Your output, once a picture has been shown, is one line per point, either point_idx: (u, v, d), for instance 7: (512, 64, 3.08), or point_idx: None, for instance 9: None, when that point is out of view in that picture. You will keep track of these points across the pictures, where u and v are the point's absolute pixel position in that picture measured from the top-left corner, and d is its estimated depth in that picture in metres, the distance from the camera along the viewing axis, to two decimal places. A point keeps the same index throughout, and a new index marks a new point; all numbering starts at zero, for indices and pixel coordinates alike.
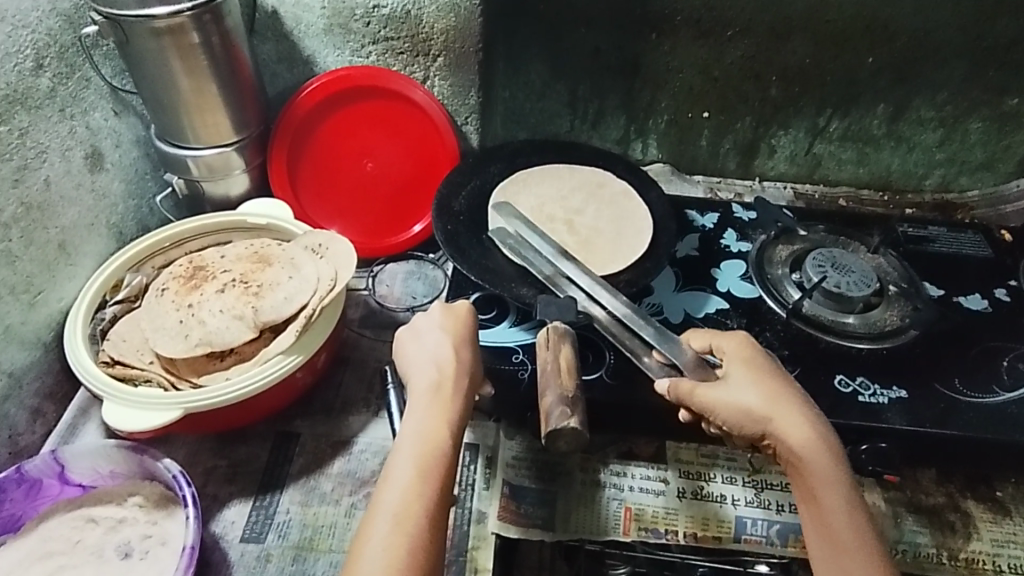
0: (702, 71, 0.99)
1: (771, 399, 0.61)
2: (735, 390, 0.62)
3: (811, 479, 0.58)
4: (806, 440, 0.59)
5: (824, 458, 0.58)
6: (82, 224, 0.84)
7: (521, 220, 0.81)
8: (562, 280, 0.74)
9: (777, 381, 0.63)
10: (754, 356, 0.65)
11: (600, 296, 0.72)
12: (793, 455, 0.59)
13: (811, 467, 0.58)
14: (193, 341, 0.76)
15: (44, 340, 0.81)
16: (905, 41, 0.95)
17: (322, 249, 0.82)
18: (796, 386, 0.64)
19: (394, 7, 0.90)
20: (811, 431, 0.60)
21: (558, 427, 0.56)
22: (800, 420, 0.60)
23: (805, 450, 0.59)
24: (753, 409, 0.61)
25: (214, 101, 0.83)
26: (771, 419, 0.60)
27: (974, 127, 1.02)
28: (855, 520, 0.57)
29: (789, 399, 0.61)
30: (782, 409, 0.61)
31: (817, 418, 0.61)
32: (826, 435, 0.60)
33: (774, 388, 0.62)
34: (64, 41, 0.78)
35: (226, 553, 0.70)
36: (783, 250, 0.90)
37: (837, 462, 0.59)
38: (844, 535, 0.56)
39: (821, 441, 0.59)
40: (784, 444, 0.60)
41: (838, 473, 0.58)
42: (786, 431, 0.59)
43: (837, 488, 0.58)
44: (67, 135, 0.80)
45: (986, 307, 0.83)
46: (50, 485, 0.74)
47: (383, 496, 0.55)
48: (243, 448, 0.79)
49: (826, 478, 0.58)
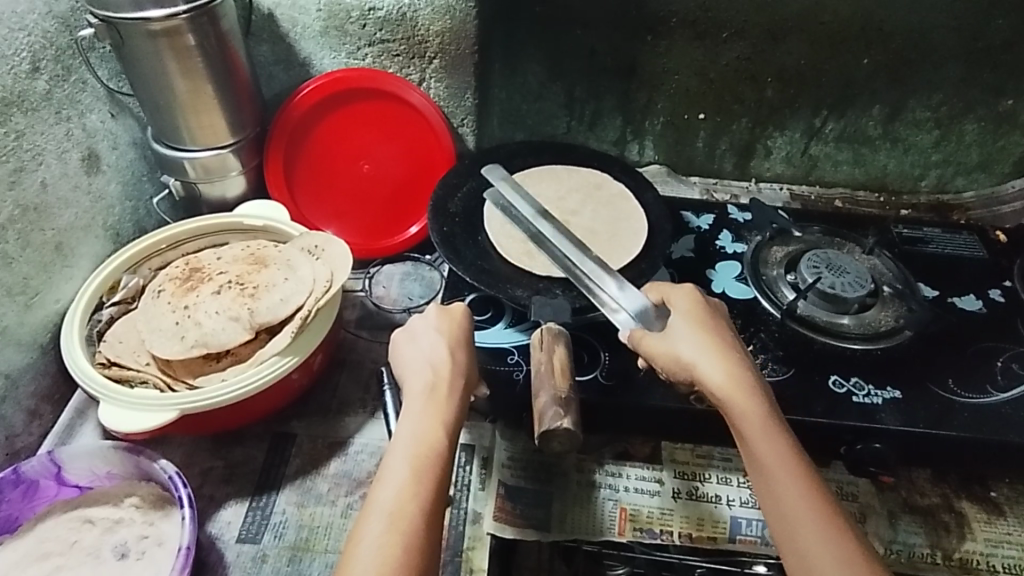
0: (698, 72, 1.00)
1: (697, 347, 0.62)
2: (666, 342, 0.64)
3: (731, 417, 0.59)
4: (724, 379, 0.60)
5: (739, 394, 0.59)
6: (78, 226, 0.84)
7: (506, 180, 0.87)
8: (543, 237, 0.81)
9: (705, 330, 0.64)
10: (692, 309, 0.67)
11: (573, 253, 0.78)
12: (714, 397, 0.60)
13: (727, 404, 0.59)
14: (189, 342, 0.76)
15: (41, 342, 0.81)
16: (900, 42, 0.95)
17: (319, 250, 0.82)
18: (731, 337, 0.65)
19: (390, 9, 0.90)
20: (731, 371, 0.60)
21: (551, 427, 0.56)
22: (722, 362, 0.61)
23: (722, 390, 0.59)
24: (680, 357, 0.62)
25: (211, 102, 0.83)
26: (694, 364, 0.61)
27: (969, 128, 1.03)
28: (777, 451, 0.56)
29: (714, 344, 0.63)
30: (705, 353, 0.62)
31: (739, 359, 0.62)
32: (746, 373, 0.60)
33: (699, 335, 0.63)
34: (60, 44, 0.78)
35: (222, 553, 0.70)
36: (778, 251, 0.90)
37: (755, 396, 0.59)
38: (766, 465, 0.55)
39: (738, 378, 0.60)
40: (707, 388, 0.61)
41: (754, 406, 0.58)
42: (705, 373, 0.61)
43: (754, 422, 0.57)
44: (64, 137, 0.80)
45: (980, 308, 0.83)
46: (47, 486, 0.74)
47: (378, 496, 0.55)
48: (239, 448, 0.79)
49: (742, 413, 0.58)
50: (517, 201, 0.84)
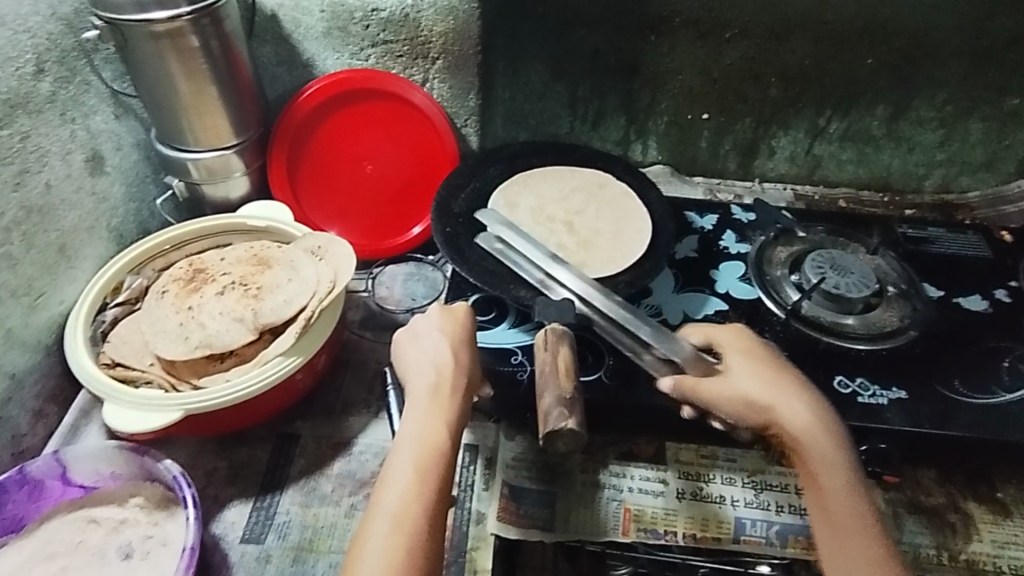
0: (701, 72, 0.99)
1: (771, 389, 0.62)
2: (736, 380, 0.63)
3: (810, 464, 0.59)
4: (806, 427, 0.60)
5: (823, 442, 0.60)
6: (82, 227, 0.85)
7: (504, 223, 0.81)
8: (554, 283, 0.75)
9: (775, 370, 0.64)
10: (752, 348, 0.67)
11: (593, 296, 0.73)
12: (792, 441, 0.60)
13: (810, 451, 0.59)
14: (193, 343, 0.76)
15: (46, 343, 0.81)
16: (904, 41, 0.95)
17: (322, 251, 0.82)
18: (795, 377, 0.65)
19: (393, 9, 0.90)
20: (812, 419, 0.61)
21: (556, 428, 0.56)
22: (800, 408, 0.61)
23: (805, 437, 0.60)
24: (755, 399, 0.62)
25: (214, 103, 0.83)
26: (773, 407, 0.61)
27: (974, 127, 1.02)
28: (854, 503, 0.58)
29: (788, 386, 0.63)
30: (783, 397, 0.62)
31: (815, 403, 0.62)
32: (824, 419, 0.61)
33: (772, 376, 0.63)
34: (65, 45, 0.79)
35: (226, 554, 0.70)
36: (782, 250, 0.90)
37: (836, 446, 0.60)
38: (841, 518, 0.57)
39: (820, 425, 0.61)
40: (787, 432, 0.60)
41: (836, 456, 0.59)
42: (788, 417, 0.61)
43: (834, 474, 0.58)
44: (68, 138, 0.80)
45: (986, 308, 0.83)
46: (53, 487, 0.74)
47: (382, 497, 0.55)
48: (243, 449, 0.79)
49: (825, 462, 0.59)
50: (521, 246, 0.79)
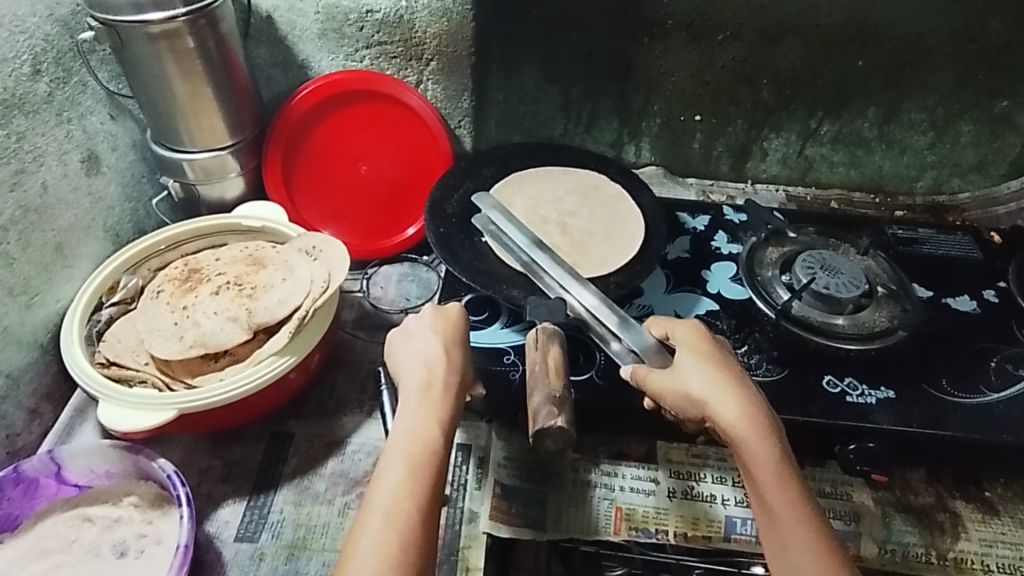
0: (694, 74, 1.00)
1: (709, 382, 0.61)
2: (678, 374, 0.63)
3: (743, 458, 0.58)
4: (738, 418, 0.59)
5: (754, 436, 0.58)
6: (78, 226, 0.85)
7: (497, 207, 0.83)
8: (539, 269, 0.77)
9: (717, 364, 0.63)
10: (701, 344, 0.65)
11: (570, 285, 0.74)
12: (727, 436, 0.59)
13: (741, 444, 0.58)
14: (188, 342, 0.76)
15: (41, 341, 0.82)
16: (895, 44, 0.95)
17: (316, 251, 0.83)
18: (740, 369, 0.64)
19: (387, 11, 0.90)
20: (747, 410, 0.59)
21: (544, 426, 0.57)
22: (733, 398, 0.60)
23: (736, 428, 0.59)
24: (691, 393, 0.61)
25: (210, 105, 0.84)
26: (707, 400, 0.60)
27: (965, 129, 1.03)
28: (789, 494, 0.57)
29: (726, 380, 0.61)
30: (717, 389, 0.61)
31: (752, 396, 0.61)
32: (760, 412, 0.60)
33: (711, 369, 0.62)
34: (61, 46, 0.79)
35: (220, 552, 0.71)
36: (774, 251, 0.90)
37: (770, 441, 0.58)
38: (774, 511, 0.56)
39: (753, 418, 0.59)
40: (720, 425, 0.60)
41: (768, 449, 0.58)
42: (720, 411, 0.60)
43: (767, 466, 0.57)
44: (64, 139, 0.81)
45: (974, 308, 0.84)
46: (47, 485, 0.75)
47: (376, 494, 0.55)
48: (237, 447, 0.80)
49: (756, 456, 0.58)
50: (510, 230, 0.81)
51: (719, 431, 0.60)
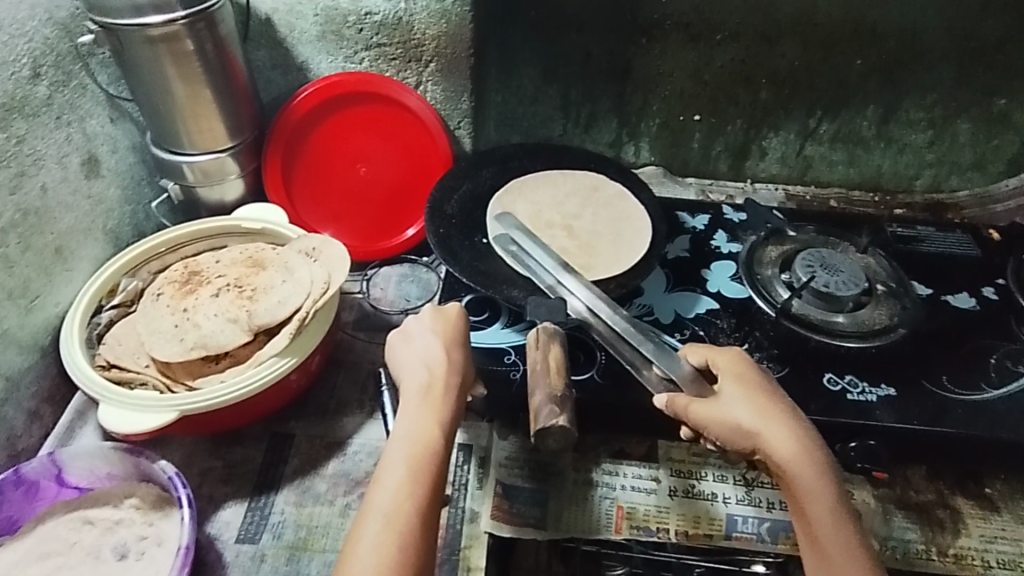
0: (693, 74, 1.00)
1: (760, 414, 0.60)
2: (725, 405, 0.61)
3: (797, 492, 0.58)
4: (794, 453, 0.58)
5: (811, 472, 0.57)
6: (78, 229, 0.85)
7: (519, 228, 0.83)
8: (564, 290, 0.75)
9: (766, 396, 0.62)
10: (749, 375, 0.64)
11: (600, 309, 0.74)
12: (780, 469, 0.59)
13: (797, 480, 0.58)
14: (188, 344, 0.76)
15: (41, 344, 0.82)
16: (893, 43, 0.96)
17: (316, 252, 0.83)
18: (788, 401, 0.63)
19: (386, 13, 0.90)
20: (802, 444, 0.59)
21: (546, 424, 0.57)
22: (788, 433, 0.59)
23: (792, 463, 0.58)
24: (742, 424, 0.60)
25: (209, 107, 0.84)
26: (760, 433, 0.60)
27: (963, 128, 1.03)
28: (843, 534, 0.56)
29: (778, 414, 0.61)
30: (770, 422, 0.60)
31: (805, 430, 0.60)
32: (814, 447, 0.59)
33: (761, 401, 0.61)
34: (60, 49, 0.79)
35: (221, 553, 0.71)
36: (773, 251, 0.90)
37: (825, 476, 0.58)
38: (828, 550, 0.56)
39: (809, 454, 0.58)
40: (774, 459, 0.59)
41: (824, 485, 0.57)
42: (774, 445, 0.59)
43: (822, 503, 0.57)
44: (64, 142, 0.81)
45: (974, 306, 0.84)
46: (48, 487, 0.75)
47: (375, 496, 0.55)
48: (238, 449, 0.80)
49: (813, 493, 0.57)
50: (535, 252, 0.79)
51: (771, 464, 0.59)
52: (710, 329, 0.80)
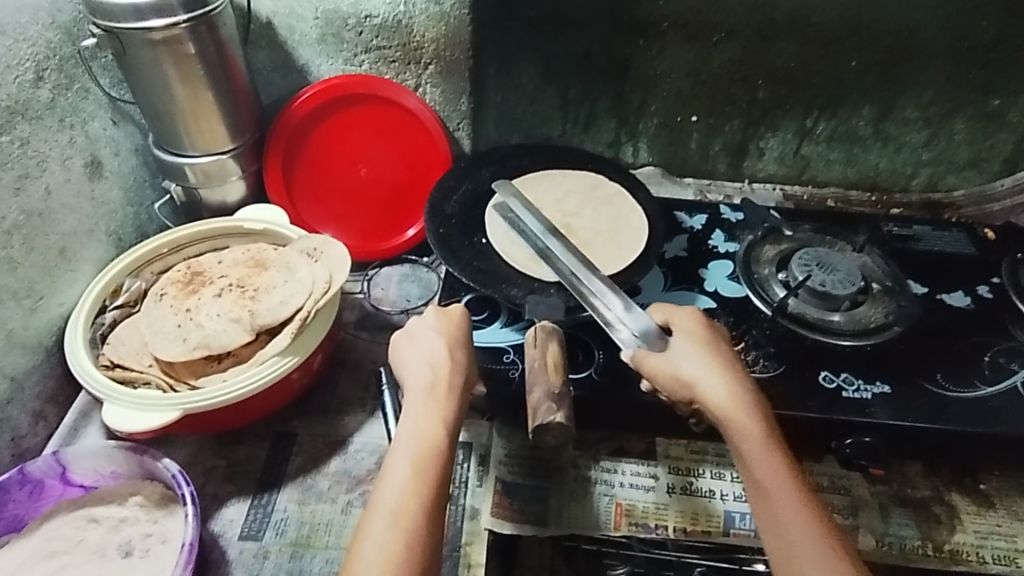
0: (690, 74, 1.01)
1: (697, 363, 0.64)
2: (669, 357, 0.65)
3: (731, 433, 0.61)
4: (724, 396, 0.62)
5: (741, 412, 0.61)
6: (82, 230, 0.86)
7: (516, 195, 0.86)
8: (552, 255, 0.79)
9: (707, 349, 0.66)
10: (698, 331, 0.68)
11: (580, 271, 0.76)
12: (713, 412, 0.62)
13: (729, 421, 0.61)
14: (191, 344, 0.77)
15: (46, 345, 0.83)
16: (889, 43, 0.96)
17: (317, 253, 0.83)
18: (729, 355, 0.67)
19: (385, 16, 0.91)
20: (734, 388, 0.62)
21: (544, 421, 0.58)
22: (721, 379, 0.63)
23: (723, 404, 0.61)
24: (681, 373, 0.64)
25: (211, 109, 0.85)
26: (696, 380, 0.63)
27: (958, 127, 1.04)
28: (775, 465, 0.59)
29: (717, 364, 0.64)
30: (706, 369, 0.64)
31: (741, 378, 0.64)
32: (747, 392, 0.63)
33: (700, 352, 0.65)
34: (63, 52, 0.80)
35: (225, 550, 0.72)
36: (770, 249, 0.91)
37: (758, 418, 0.61)
38: (760, 480, 0.58)
39: (742, 399, 0.62)
40: (708, 402, 0.62)
41: (755, 426, 0.60)
42: (706, 390, 0.62)
43: (752, 438, 0.60)
44: (67, 144, 0.82)
45: (969, 304, 0.85)
46: (53, 486, 0.76)
47: (381, 494, 0.56)
48: (241, 448, 0.81)
49: (745, 433, 0.60)
50: (532, 221, 0.83)
51: (707, 409, 0.63)
52: None
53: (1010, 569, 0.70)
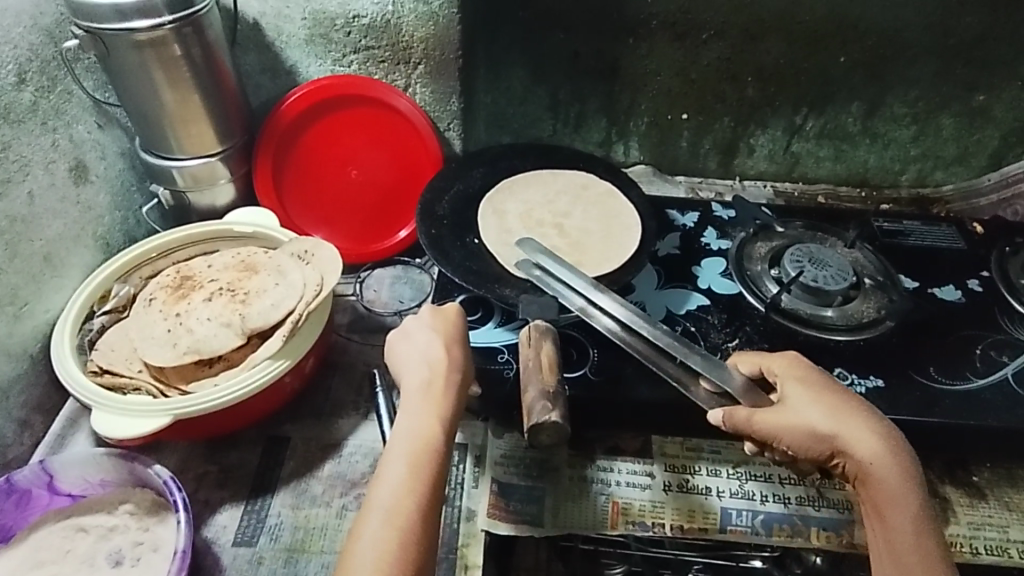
0: (679, 73, 1.01)
1: (838, 417, 0.61)
2: (796, 410, 0.62)
3: (879, 496, 0.59)
4: (876, 455, 0.60)
5: (893, 475, 0.59)
6: (67, 235, 0.85)
7: (541, 250, 0.79)
8: (598, 311, 0.72)
9: (834, 396, 0.63)
10: (816, 378, 0.65)
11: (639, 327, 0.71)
12: (862, 471, 0.60)
13: (880, 483, 0.59)
14: (181, 349, 0.77)
15: (31, 352, 0.82)
16: (875, 40, 0.97)
17: (308, 255, 0.83)
18: (864, 403, 0.64)
19: (374, 16, 0.91)
20: (884, 447, 0.60)
21: (539, 421, 0.57)
22: (870, 436, 0.60)
23: (876, 466, 0.59)
24: (819, 428, 0.61)
25: (198, 111, 0.84)
26: (839, 436, 0.61)
27: (945, 123, 1.05)
28: (922, 536, 0.58)
29: (857, 416, 0.62)
30: (849, 425, 0.61)
31: (883, 428, 0.62)
32: (897, 451, 0.60)
33: (836, 404, 0.62)
34: (46, 55, 0.79)
35: (218, 557, 0.71)
36: (762, 246, 0.91)
37: (910, 482, 0.59)
38: (905, 552, 0.57)
39: (891, 455, 0.60)
40: (856, 461, 0.60)
41: (907, 488, 0.59)
42: (856, 447, 0.60)
43: (902, 506, 0.58)
44: (50, 148, 0.81)
45: (960, 298, 0.85)
46: (40, 496, 0.74)
47: (376, 492, 0.56)
48: (233, 453, 0.80)
49: (894, 495, 0.59)
50: (559, 272, 0.75)
51: (852, 466, 0.61)
52: (701, 324, 0.81)
53: (1004, 560, 0.70)
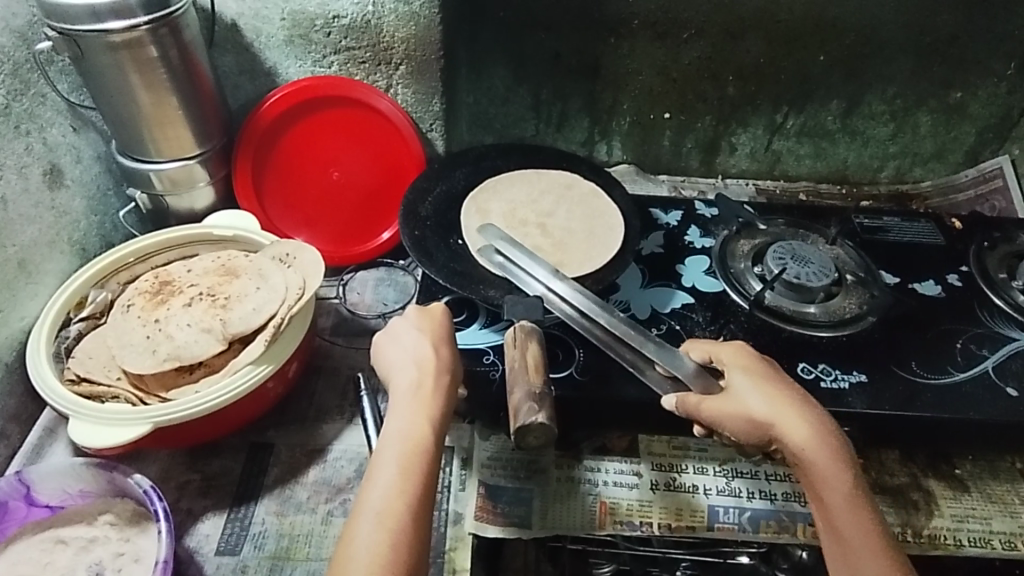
0: (661, 71, 1.01)
1: (773, 404, 0.61)
2: (736, 399, 0.62)
3: (815, 483, 0.59)
4: (809, 441, 0.59)
5: (825, 460, 0.59)
6: (42, 241, 0.83)
7: (503, 238, 0.81)
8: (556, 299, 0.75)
9: (771, 382, 0.63)
10: (755, 365, 0.65)
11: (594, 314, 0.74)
12: (797, 458, 0.60)
13: (813, 469, 0.59)
14: (161, 356, 0.75)
15: (6, 360, 0.80)
16: (853, 38, 0.98)
17: (290, 258, 0.82)
18: (800, 388, 0.64)
19: (354, 16, 0.90)
20: (816, 431, 0.60)
21: (525, 422, 0.57)
22: (803, 422, 0.60)
23: (810, 452, 0.59)
24: (756, 416, 0.61)
25: (175, 114, 0.82)
26: (774, 423, 0.60)
27: (923, 120, 1.06)
28: (862, 520, 0.58)
29: (791, 401, 0.62)
30: (783, 412, 0.61)
31: (819, 415, 0.61)
32: (829, 434, 0.60)
33: (772, 390, 0.62)
34: (18, 57, 0.77)
35: (202, 566, 0.70)
36: (745, 244, 0.92)
37: (844, 465, 0.59)
38: (845, 537, 0.57)
39: (823, 440, 0.59)
40: (791, 448, 0.60)
41: (839, 472, 0.58)
42: (788, 435, 0.60)
43: (838, 491, 0.58)
44: (23, 152, 0.79)
45: (939, 292, 0.86)
46: (17, 508, 0.73)
47: (367, 495, 0.55)
48: (216, 460, 0.79)
49: (829, 479, 0.58)
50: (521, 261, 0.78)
51: (788, 453, 0.61)
52: (686, 323, 0.81)
53: (986, 551, 0.71)
